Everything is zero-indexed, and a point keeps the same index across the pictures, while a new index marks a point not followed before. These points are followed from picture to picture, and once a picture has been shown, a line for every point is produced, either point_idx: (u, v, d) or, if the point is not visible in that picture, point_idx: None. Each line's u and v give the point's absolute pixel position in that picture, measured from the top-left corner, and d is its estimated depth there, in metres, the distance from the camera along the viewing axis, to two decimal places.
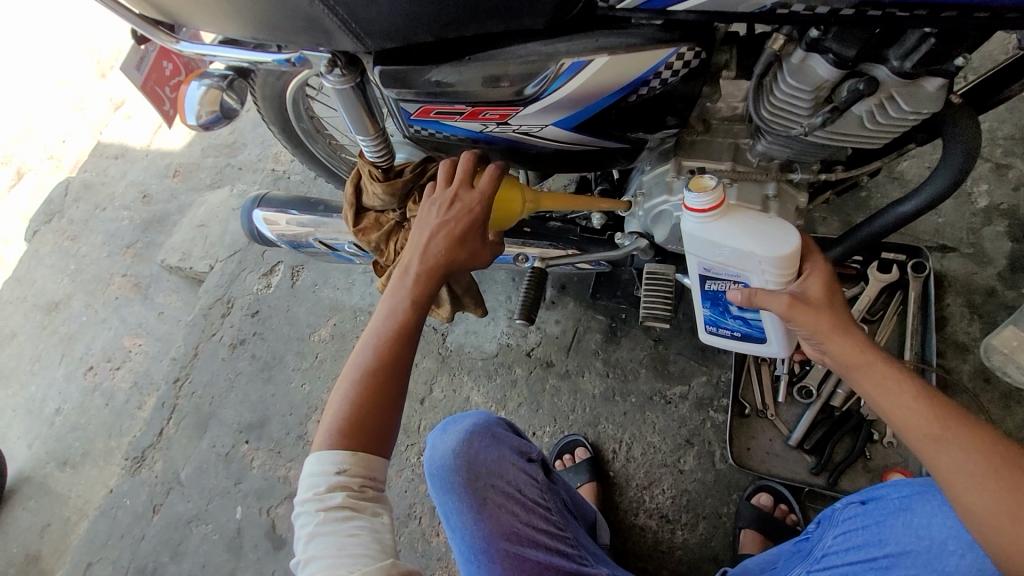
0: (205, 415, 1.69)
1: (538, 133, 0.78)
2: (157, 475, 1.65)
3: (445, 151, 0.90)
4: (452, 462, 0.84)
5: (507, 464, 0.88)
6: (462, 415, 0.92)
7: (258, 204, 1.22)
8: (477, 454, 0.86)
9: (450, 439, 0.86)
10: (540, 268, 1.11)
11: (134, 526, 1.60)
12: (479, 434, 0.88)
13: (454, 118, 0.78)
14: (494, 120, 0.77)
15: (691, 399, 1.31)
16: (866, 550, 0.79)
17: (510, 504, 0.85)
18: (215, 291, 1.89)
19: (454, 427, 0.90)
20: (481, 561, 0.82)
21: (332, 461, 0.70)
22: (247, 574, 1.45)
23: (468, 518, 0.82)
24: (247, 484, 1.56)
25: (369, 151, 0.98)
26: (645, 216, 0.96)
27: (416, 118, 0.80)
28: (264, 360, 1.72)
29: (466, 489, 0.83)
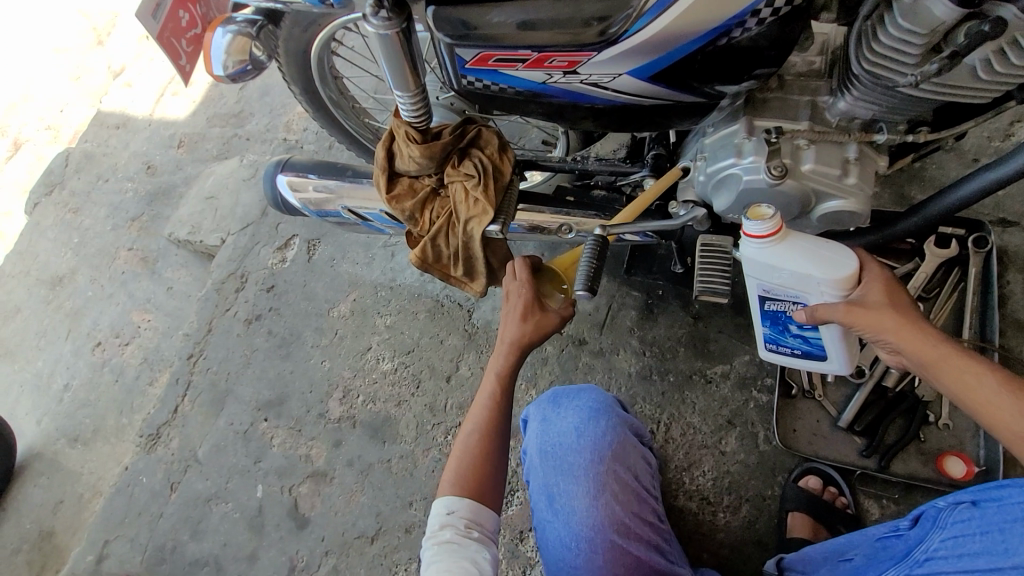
0: (221, 392, 1.64)
1: (608, 85, 0.71)
2: (173, 452, 1.60)
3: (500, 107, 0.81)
4: (575, 441, 0.81)
5: (629, 450, 0.84)
6: (581, 391, 0.88)
7: (282, 168, 1.14)
8: (602, 436, 0.82)
9: (572, 417, 0.83)
10: (602, 237, 0.93)
11: (151, 504, 1.56)
12: (603, 415, 0.84)
13: (515, 67, 0.70)
14: (561, 68, 0.69)
15: (733, 379, 1.26)
16: (985, 560, 0.66)
17: (628, 495, 0.80)
18: (228, 265, 1.82)
19: (574, 403, 0.85)
20: (583, 550, 0.74)
21: (447, 504, 0.75)
22: (269, 553, 1.42)
23: (585, 502, 0.76)
24: (268, 462, 1.52)
25: (407, 110, 0.90)
26: (707, 181, 0.88)
27: (472, 66, 0.72)
28: (281, 336, 1.66)
29: (588, 472, 0.78)
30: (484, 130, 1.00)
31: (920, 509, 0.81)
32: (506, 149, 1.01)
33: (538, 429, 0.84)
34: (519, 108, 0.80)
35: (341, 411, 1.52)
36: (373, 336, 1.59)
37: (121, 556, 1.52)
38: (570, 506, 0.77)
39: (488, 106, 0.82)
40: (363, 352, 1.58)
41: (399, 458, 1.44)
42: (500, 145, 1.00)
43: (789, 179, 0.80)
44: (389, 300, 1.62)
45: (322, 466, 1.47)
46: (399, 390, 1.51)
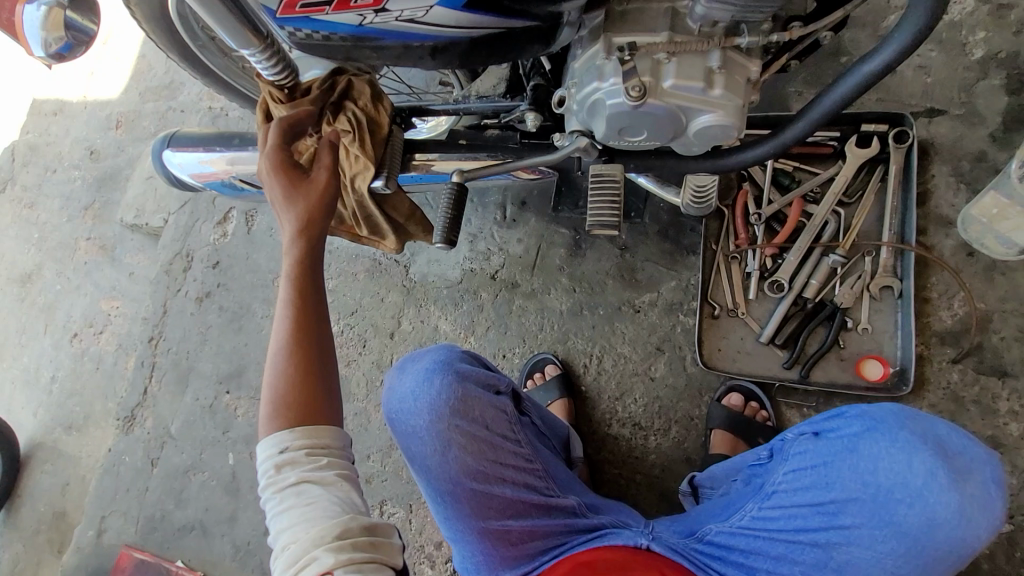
0: (184, 369, 1.69)
1: (424, 19, 0.70)
2: (149, 431, 1.68)
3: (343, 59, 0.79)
4: (414, 411, 0.85)
5: (472, 400, 0.85)
6: (425, 351, 0.90)
7: (169, 144, 1.11)
8: (437, 396, 0.84)
9: (410, 382, 0.86)
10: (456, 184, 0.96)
11: (137, 479, 1.66)
12: (438, 371, 0.86)
13: (324, 10, 0.70)
14: (370, 7, 0.69)
15: (661, 306, 1.26)
16: (813, 493, 0.77)
17: (477, 444, 0.84)
18: (173, 245, 1.82)
19: (415, 366, 0.88)
20: (450, 500, 0.84)
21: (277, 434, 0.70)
22: (248, 513, 1.52)
23: (433, 468, 0.83)
24: (235, 431, 1.58)
25: (266, 71, 0.85)
26: (581, 109, 0.84)
27: (284, 17, 0.71)
28: (232, 310, 1.69)
29: (429, 433, 0.83)
30: (354, 81, 0.96)
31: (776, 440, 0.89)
32: (381, 99, 0.98)
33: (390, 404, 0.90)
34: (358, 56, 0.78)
35: None
36: None
37: (118, 528, 1.64)
38: (428, 473, 0.85)
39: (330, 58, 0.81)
40: None
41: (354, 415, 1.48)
42: (375, 94, 0.97)
43: (651, 98, 0.76)
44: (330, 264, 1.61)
45: None
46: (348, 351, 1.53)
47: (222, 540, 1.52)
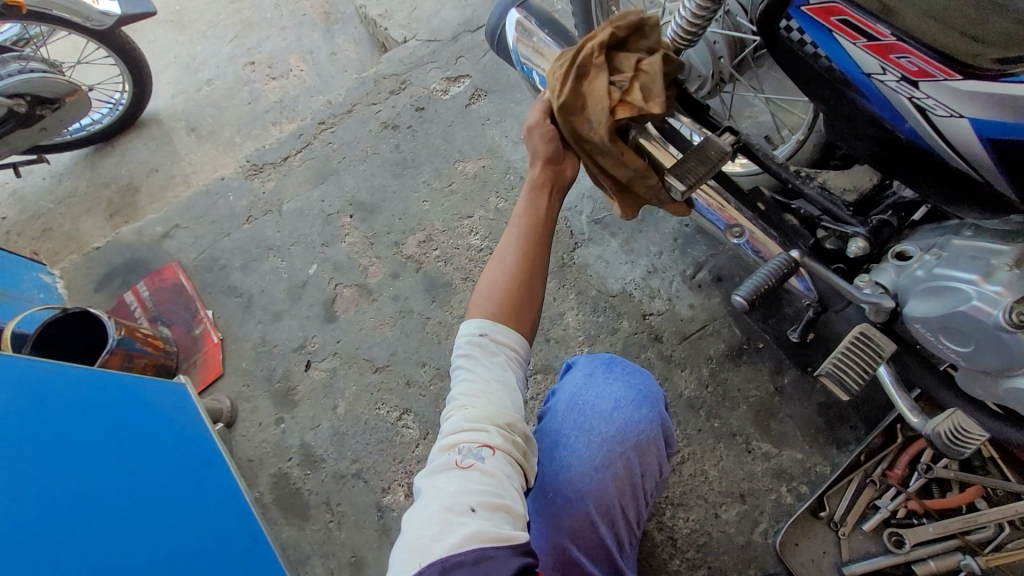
0: (329, 169, 1.70)
1: (935, 117, 0.67)
2: (265, 192, 1.70)
3: (799, 81, 0.77)
4: (609, 413, 0.82)
5: (652, 452, 0.82)
6: (638, 374, 0.88)
7: (517, 6, 1.07)
8: (638, 423, 0.81)
9: (616, 390, 0.84)
10: (793, 261, 0.86)
11: (225, 221, 1.68)
12: (644, 405, 0.83)
13: (855, 40, 0.66)
14: (903, 71, 0.65)
15: (772, 465, 1.19)
16: None
17: (626, 487, 0.80)
18: (397, 65, 1.81)
19: (628, 379, 0.86)
20: (561, 502, 0.79)
21: (487, 321, 0.80)
22: (291, 322, 1.52)
23: (581, 465, 0.79)
24: (331, 251, 1.58)
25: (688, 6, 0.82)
26: (923, 279, 0.78)
27: (808, 13, 0.68)
28: (403, 156, 1.67)
29: (602, 442, 0.80)
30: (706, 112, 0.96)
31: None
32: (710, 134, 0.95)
33: (579, 380, 0.86)
34: (817, 89, 0.75)
35: (414, 252, 1.55)
36: (479, 209, 1.56)
37: (182, 244, 1.67)
38: (565, 461, 0.80)
39: (779, 68, 0.77)
40: (461, 216, 1.57)
41: (437, 323, 1.46)
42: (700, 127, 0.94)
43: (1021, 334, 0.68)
44: (513, 188, 1.57)
45: (372, 285, 1.53)
46: (472, 268, 1.50)
47: (255, 325, 1.53)
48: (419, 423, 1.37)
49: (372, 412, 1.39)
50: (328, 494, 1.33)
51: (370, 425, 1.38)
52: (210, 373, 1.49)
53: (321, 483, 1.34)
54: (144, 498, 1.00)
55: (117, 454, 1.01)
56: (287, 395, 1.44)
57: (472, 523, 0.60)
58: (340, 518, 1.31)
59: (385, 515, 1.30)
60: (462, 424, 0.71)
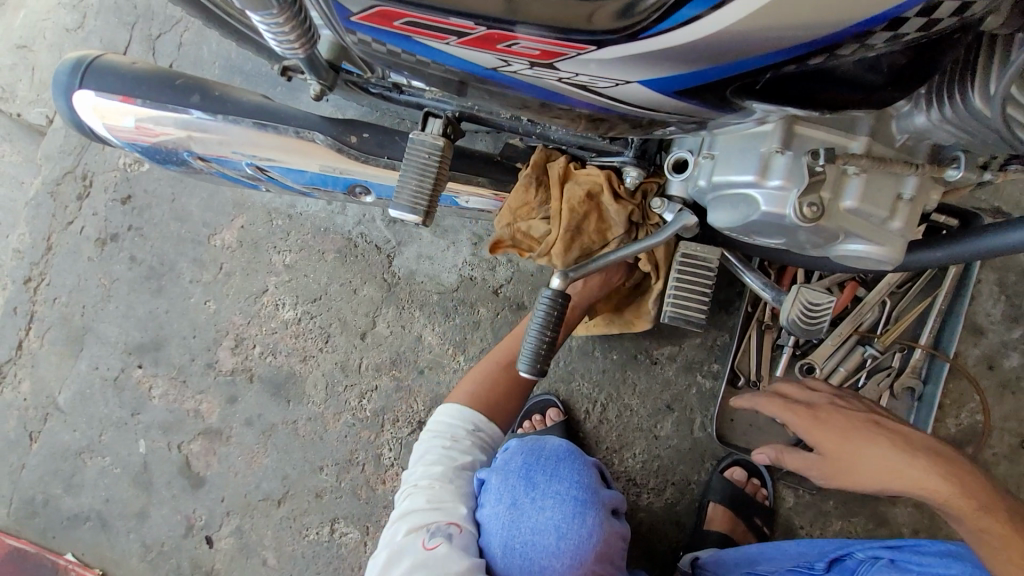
0: (78, 328, 1.34)
1: (606, 87, 0.48)
2: (27, 396, 1.35)
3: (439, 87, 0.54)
4: (555, 545, 0.81)
5: (613, 542, 0.85)
6: (563, 473, 0.86)
7: (84, 85, 0.74)
8: (589, 535, 0.82)
9: (552, 514, 0.83)
10: (557, 296, 0.71)
11: (8, 455, 1.34)
12: (580, 510, 0.83)
13: (446, 39, 0.44)
14: (529, 57, 0.44)
15: (680, 362, 1.16)
16: None
17: None
18: (62, 159, 1.37)
19: (556, 494, 0.84)
20: None
21: (461, 411, 0.96)
22: (162, 511, 1.29)
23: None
24: (147, 416, 1.31)
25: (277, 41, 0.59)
26: (706, 188, 0.65)
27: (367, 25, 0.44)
28: (148, 264, 1.33)
29: (559, 575, 0.81)
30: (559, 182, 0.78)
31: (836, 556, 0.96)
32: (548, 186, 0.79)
33: (508, 516, 0.84)
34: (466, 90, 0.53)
35: (235, 362, 1.29)
36: (270, 277, 1.29)
37: None
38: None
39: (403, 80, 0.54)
40: (257, 294, 1.29)
41: (306, 420, 1.27)
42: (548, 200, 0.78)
43: (822, 221, 0.58)
44: (288, 232, 1.29)
45: (216, 423, 1.29)
46: (303, 344, 1.28)
47: (127, 538, 1.30)
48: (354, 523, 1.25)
49: (304, 543, 1.26)
50: None
51: (310, 554, 1.26)
52: None
53: None
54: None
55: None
56: None
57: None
58: None
59: None
60: (423, 505, 0.87)
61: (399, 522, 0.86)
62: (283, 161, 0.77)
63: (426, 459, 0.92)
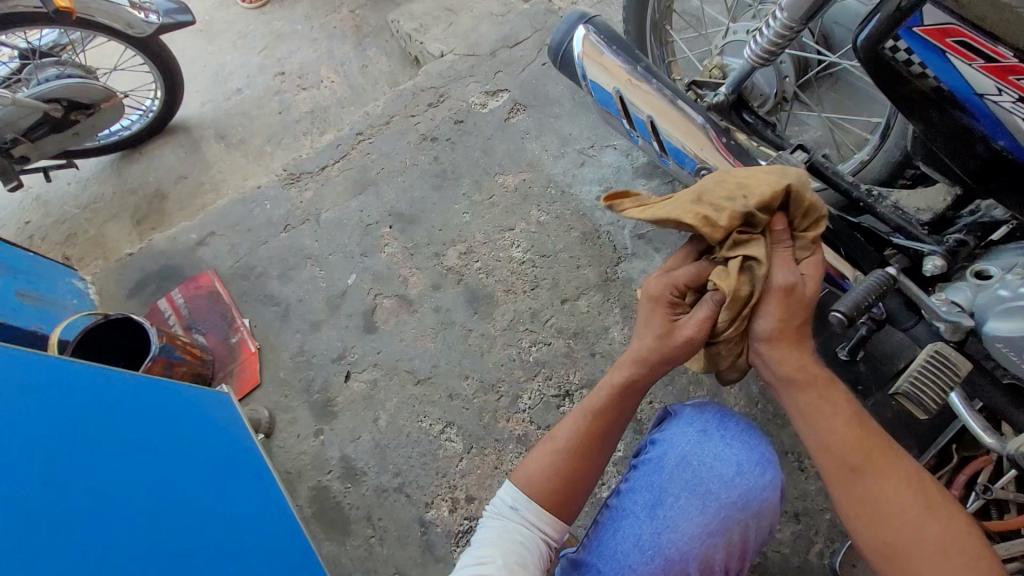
0: (368, 179, 1.70)
1: None
2: (303, 201, 1.69)
3: (897, 99, 0.75)
4: (729, 478, 0.85)
5: (766, 518, 0.86)
6: (755, 435, 0.89)
7: (585, 21, 1.07)
8: (758, 493, 0.85)
9: (737, 455, 0.86)
10: (891, 277, 0.78)
11: (262, 228, 1.67)
12: (758, 471, 0.86)
13: (972, 60, 0.67)
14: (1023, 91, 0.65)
15: (826, 483, 1.18)
16: None
17: (735, 554, 0.86)
18: (436, 79, 1.83)
19: (746, 446, 0.87)
20: (668, 544, 0.83)
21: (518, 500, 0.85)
22: (330, 332, 1.50)
23: (694, 530, 0.83)
24: (371, 261, 1.58)
25: (756, 44, 0.87)
26: (1006, 295, 0.78)
27: (920, 32, 0.68)
28: (444, 167, 1.68)
29: (718, 505, 0.84)
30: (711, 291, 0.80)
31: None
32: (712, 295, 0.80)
33: (693, 438, 0.89)
34: (917, 111, 0.75)
35: (456, 263, 1.54)
36: (521, 222, 1.56)
37: (217, 251, 1.66)
38: (674, 520, 0.85)
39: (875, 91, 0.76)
40: (504, 228, 1.56)
41: (480, 334, 1.44)
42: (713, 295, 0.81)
43: None
44: (555, 201, 1.57)
45: (413, 296, 1.51)
46: (513, 280, 1.49)
47: (293, 335, 1.51)
48: (463, 437, 1.34)
49: (414, 425, 1.36)
50: (369, 509, 1.30)
51: (412, 437, 1.35)
52: (246, 383, 1.46)
53: (362, 497, 1.31)
54: (194, 527, 0.94)
55: (166, 476, 0.95)
56: (326, 406, 1.42)
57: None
58: (382, 534, 1.28)
59: (428, 531, 1.26)
60: (481, 569, 0.79)
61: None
62: (667, 130, 1.02)
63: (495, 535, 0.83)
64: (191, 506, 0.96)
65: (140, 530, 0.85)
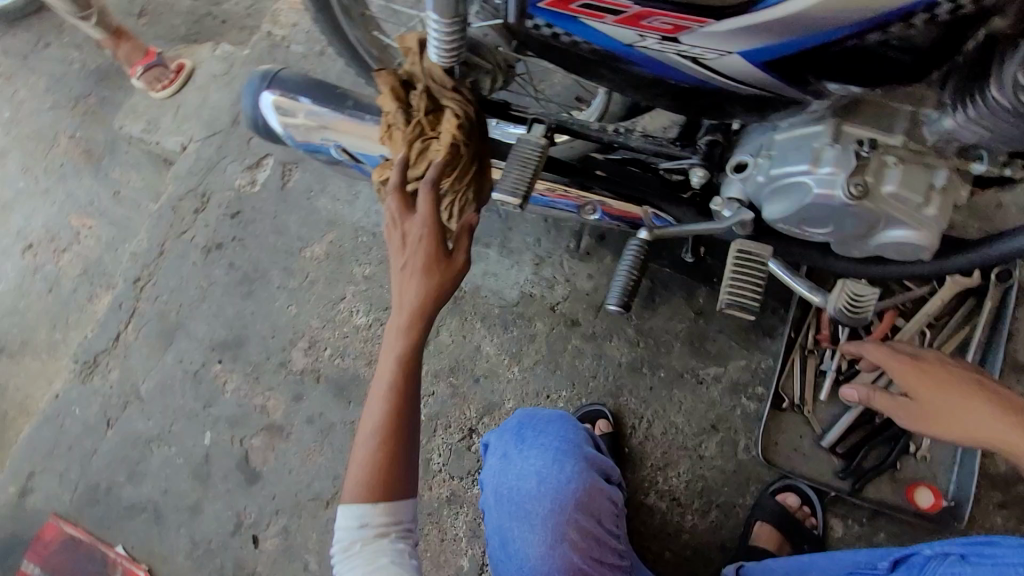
0: (171, 324, 1.48)
1: (713, 61, 0.65)
2: (114, 383, 1.46)
3: (571, 66, 0.72)
4: (536, 489, 0.91)
5: (596, 491, 0.93)
6: (550, 431, 0.98)
7: (266, 84, 0.94)
8: (565, 482, 0.92)
9: (541, 459, 0.94)
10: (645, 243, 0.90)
11: (84, 437, 1.43)
12: (569, 458, 0.94)
13: (602, 18, 0.62)
14: (659, 32, 0.62)
15: (725, 383, 1.23)
16: None
17: (591, 541, 0.90)
18: (187, 180, 1.60)
19: (546, 443, 0.96)
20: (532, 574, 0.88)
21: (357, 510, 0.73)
22: (216, 504, 1.33)
23: (540, 550, 0.88)
24: (219, 408, 1.40)
25: (439, 49, 0.74)
26: (767, 183, 0.76)
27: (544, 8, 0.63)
28: (243, 270, 1.49)
29: (548, 521, 0.89)
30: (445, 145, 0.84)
31: (902, 554, 0.89)
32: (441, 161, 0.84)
33: (499, 466, 0.96)
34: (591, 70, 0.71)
35: (306, 362, 1.40)
36: (348, 287, 1.43)
37: (48, 489, 1.41)
38: (524, 547, 0.89)
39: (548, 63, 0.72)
40: (335, 302, 1.43)
41: None
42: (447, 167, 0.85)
43: (866, 201, 0.70)
44: (370, 248, 1.45)
45: (280, 419, 1.37)
46: (370, 349, 1.38)
47: (178, 530, 1.33)
48: None
49: None
50: None
51: None
52: None
53: None
54: None
55: None
56: None
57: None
58: None
59: None
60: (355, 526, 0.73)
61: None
62: None
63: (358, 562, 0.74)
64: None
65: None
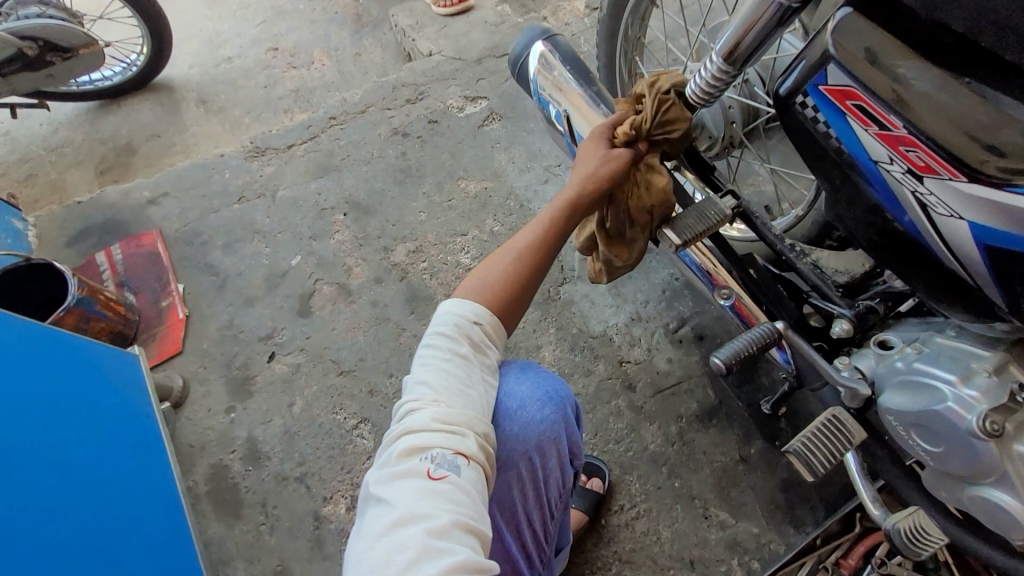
0: (331, 164, 1.68)
1: (935, 214, 0.63)
2: (264, 175, 1.67)
3: (799, 144, 0.72)
4: (513, 409, 0.76)
5: (553, 450, 0.77)
6: (547, 374, 0.83)
7: (544, 38, 1.07)
8: (540, 424, 0.76)
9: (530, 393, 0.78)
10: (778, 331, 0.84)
11: (216, 196, 1.65)
12: (552, 403, 0.79)
13: (866, 125, 0.63)
14: (908, 162, 0.61)
15: (727, 535, 1.16)
16: None
17: (532, 489, 0.75)
18: (419, 77, 1.83)
19: (540, 382, 0.80)
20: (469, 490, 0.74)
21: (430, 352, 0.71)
22: (264, 310, 1.47)
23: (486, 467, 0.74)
24: (318, 245, 1.55)
25: (702, 81, 0.84)
26: (903, 371, 0.77)
27: (824, 90, 0.65)
28: (409, 163, 1.67)
29: (513, 442, 0.74)
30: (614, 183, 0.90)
31: None
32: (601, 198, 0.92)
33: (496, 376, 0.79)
34: (815, 162, 0.72)
35: (403, 260, 1.52)
36: (474, 229, 1.55)
37: (166, 213, 1.63)
38: None
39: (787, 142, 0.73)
40: (457, 232, 1.55)
41: (413, 335, 1.41)
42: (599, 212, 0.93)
43: (992, 442, 0.69)
44: (511, 213, 1.56)
45: (354, 286, 1.49)
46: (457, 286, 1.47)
47: (225, 307, 1.48)
48: (375, 435, 1.31)
49: (329, 416, 1.33)
50: (266, 495, 1.26)
51: (323, 428, 1.32)
52: (168, 348, 1.43)
53: (261, 482, 1.28)
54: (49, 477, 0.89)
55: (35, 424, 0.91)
56: (243, 384, 1.38)
57: (457, 551, 0.54)
58: (273, 523, 1.24)
59: (321, 527, 1.23)
60: (432, 423, 0.63)
61: (396, 439, 0.64)
62: None
63: (433, 368, 0.69)
64: (84, 465, 0.96)
65: (11, 492, 0.83)
